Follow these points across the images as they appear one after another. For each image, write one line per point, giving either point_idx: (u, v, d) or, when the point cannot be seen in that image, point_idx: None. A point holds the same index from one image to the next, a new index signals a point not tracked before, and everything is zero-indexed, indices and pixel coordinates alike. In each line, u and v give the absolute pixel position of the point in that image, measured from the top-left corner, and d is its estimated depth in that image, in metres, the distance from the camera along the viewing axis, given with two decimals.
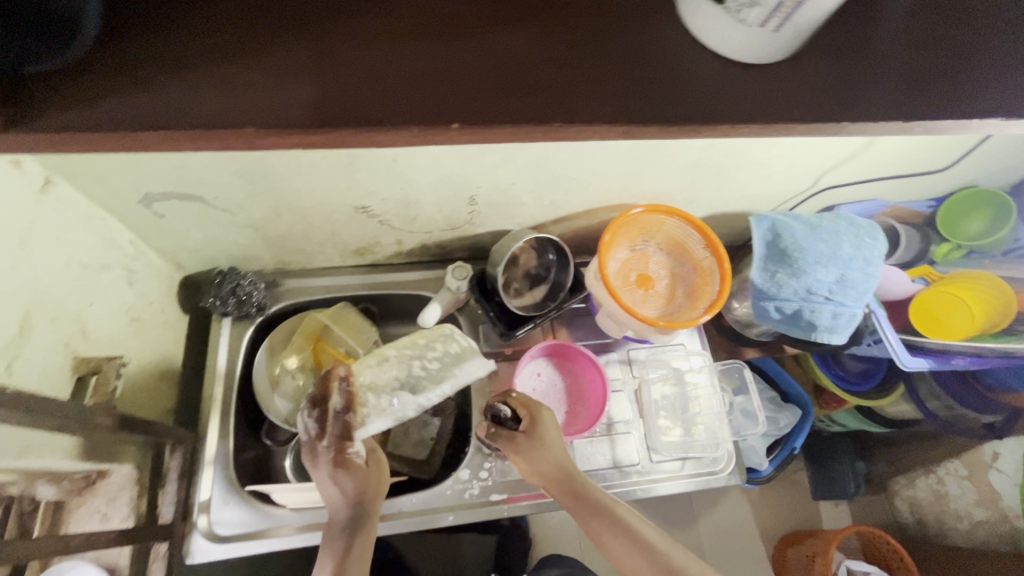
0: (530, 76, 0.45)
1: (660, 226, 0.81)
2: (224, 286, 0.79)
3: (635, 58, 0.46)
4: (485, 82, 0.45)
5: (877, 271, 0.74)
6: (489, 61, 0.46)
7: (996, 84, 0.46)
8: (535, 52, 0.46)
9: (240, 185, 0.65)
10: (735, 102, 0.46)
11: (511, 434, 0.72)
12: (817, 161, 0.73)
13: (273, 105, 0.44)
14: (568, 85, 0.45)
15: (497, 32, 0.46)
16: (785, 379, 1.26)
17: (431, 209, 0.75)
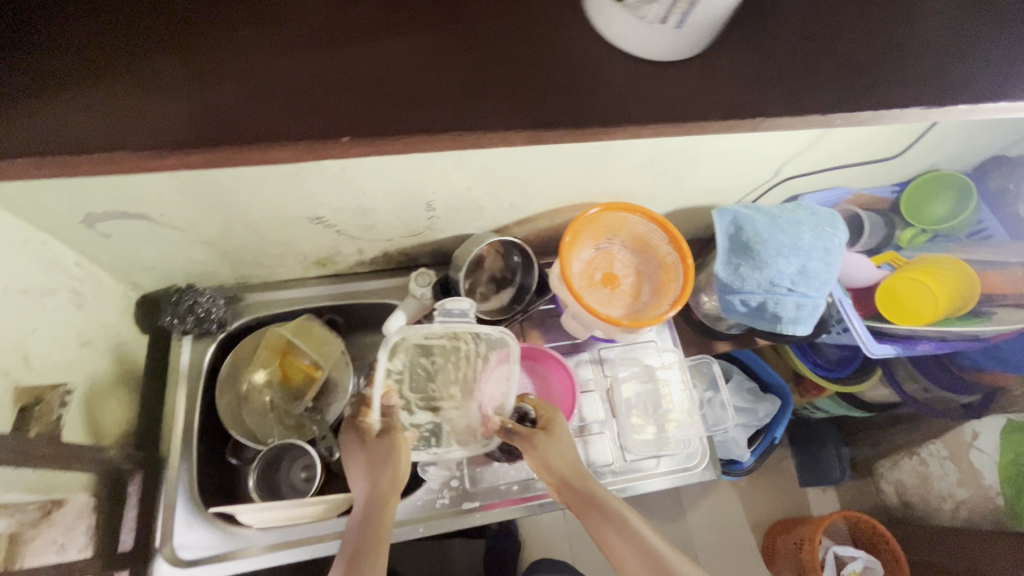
0: (420, 87, 0.44)
1: (623, 224, 0.80)
2: (182, 303, 0.78)
3: (544, 60, 0.46)
4: (372, 95, 0.44)
5: (837, 261, 0.73)
6: (380, 72, 0.45)
7: (920, 70, 0.46)
8: (433, 60, 0.45)
9: (185, 201, 0.63)
10: (650, 100, 0.45)
11: (528, 431, 0.70)
12: (773, 151, 0.73)
13: (150, 124, 0.43)
14: (461, 93, 0.44)
15: (390, 41, 0.46)
16: (763, 369, 1.25)
17: (389, 216, 0.74)
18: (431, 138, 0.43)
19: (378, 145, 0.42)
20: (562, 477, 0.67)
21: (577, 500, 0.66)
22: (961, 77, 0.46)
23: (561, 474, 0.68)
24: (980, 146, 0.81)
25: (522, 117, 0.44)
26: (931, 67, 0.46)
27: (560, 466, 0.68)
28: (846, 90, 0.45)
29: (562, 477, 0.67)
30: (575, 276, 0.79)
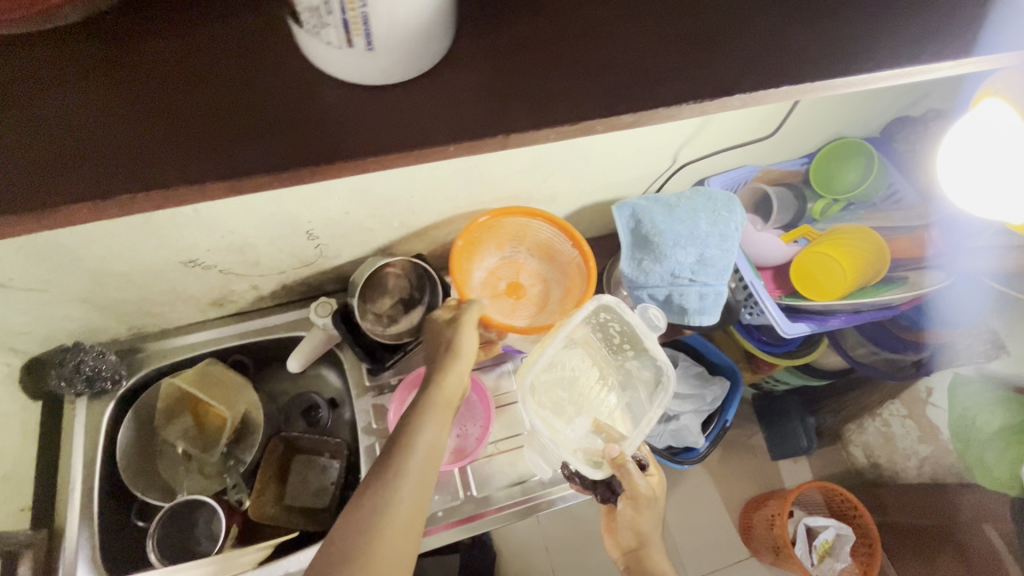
0: (80, 144, 0.34)
1: (526, 229, 0.77)
2: (66, 363, 0.73)
3: (267, 86, 0.36)
4: (8, 165, 0.33)
5: (734, 246, 0.72)
6: (37, 132, 0.33)
7: (758, 33, 0.39)
8: (99, 107, 0.34)
9: (32, 262, 0.59)
10: (422, 117, 0.36)
11: (634, 496, 0.67)
12: (660, 141, 0.71)
13: None
14: (135, 147, 0.34)
15: (54, 95, 0.34)
16: (711, 352, 1.24)
17: (270, 250, 0.71)
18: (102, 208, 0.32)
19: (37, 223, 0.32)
20: (638, 543, 0.70)
21: (638, 565, 0.70)
22: (803, 35, 0.40)
23: (642, 537, 0.69)
24: (875, 112, 0.81)
25: (218, 169, 0.34)
26: (769, 28, 0.40)
27: (643, 532, 0.69)
28: (674, 65, 0.38)
29: (637, 539, 0.70)
30: (475, 286, 0.76)
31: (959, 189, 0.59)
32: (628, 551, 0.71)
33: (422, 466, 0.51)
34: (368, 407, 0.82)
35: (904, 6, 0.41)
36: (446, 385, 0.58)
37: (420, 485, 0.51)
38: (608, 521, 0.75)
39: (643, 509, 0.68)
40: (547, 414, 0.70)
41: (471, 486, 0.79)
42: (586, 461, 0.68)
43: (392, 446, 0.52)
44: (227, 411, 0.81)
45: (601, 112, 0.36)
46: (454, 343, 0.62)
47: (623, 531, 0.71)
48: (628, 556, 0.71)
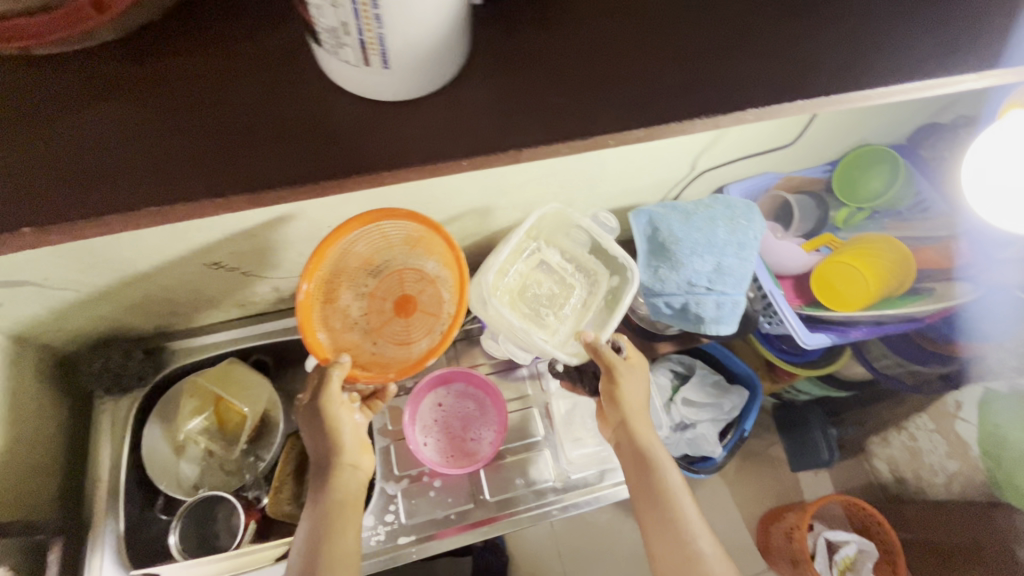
0: (108, 160, 0.36)
1: (384, 237, 0.62)
2: (97, 360, 0.76)
3: (285, 102, 0.37)
4: (38, 183, 0.35)
5: (753, 255, 0.71)
6: (66, 148, 0.36)
7: (777, 44, 0.39)
8: (129, 119, 0.36)
9: (63, 264, 0.61)
10: (437, 131, 0.37)
11: (609, 365, 0.66)
12: (680, 147, 0.70)
13: None
14: (151, 163, 0.36)
15: (83, 112, 0.36)
16: (730, 360, 1.23)
17: (290, 252, 0.72)
18: (130, 218, 0.35)
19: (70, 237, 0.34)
20: (623, 414, 0.65)
21: (628, 441, 0.65)
22: (824, 45, 0.39)
23: (620, 415, 0.65)
24: (901, 119, 0.79)
25: (239, 184, 0.35)
26: (789, 39, 0.39)
27: (620, 411, 0.65)
28: (693, 76, 0.38)
29: (618, 415, 0.65)
30: (352, 324, 0.62)
31: (984, 203, 0.57)
32: (615, 429, 0.67)
33: (337, 546, 0.57)
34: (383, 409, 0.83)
35: (931, 17, 0.41)
36: (340, 470, 0.60)
37: (343, 557, 0.56)
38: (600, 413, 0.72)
39: (616, 380, 0.65)
40: (516, 316, 0.70)
41: (485, 490, 0.79)
42: (566, 350, 0.69)
43: (308, 532, 0.58)
44: (250, 412, 0.84)
45: (613, 124, 0.36)
46: (338, 429, 0.60)
47: (607, 412, 0.67)
48: (617, 435, 0.67)
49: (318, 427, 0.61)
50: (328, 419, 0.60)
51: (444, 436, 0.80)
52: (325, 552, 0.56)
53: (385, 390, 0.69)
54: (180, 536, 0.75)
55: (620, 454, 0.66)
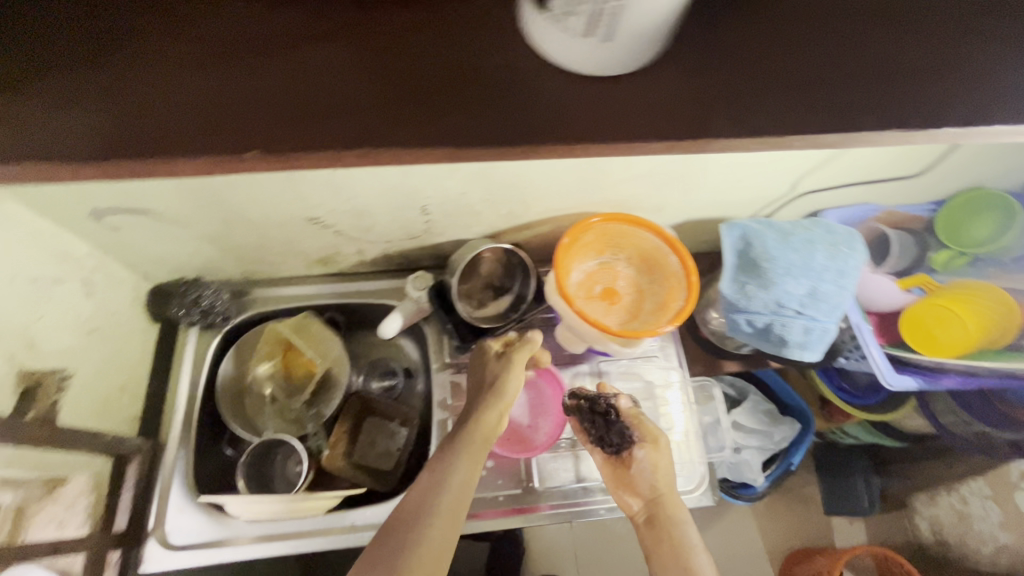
0: (328, 98, 0.43)
1: (632, 239, 0.76)
2: (189, 296, 0.81)
3: (472, 73, 0.44)
4: (271, 112, 0.43)
5: (851, 284, 0.68)
6: (298, 87, 0.43)
7: (894, 100, 0.43)
8: (330, 70, 0.44)
9: (182, 199, 0.64)
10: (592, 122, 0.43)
11: (654, 433, 0.71)
12: (789, 164, 0.68)
13: (55, 138, 0.41)
14: (366, 109, 0.43)
15: (318, 59, 0.44)
16: (784, 390, 1.19)
17: (384, 218, 0.74)
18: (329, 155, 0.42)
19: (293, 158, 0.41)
20: (658, 487, 0.68)
21: (664, 515, 0.66)
22: (939, 104, 0.44)
23: (661, 484, 0.69)
24: None
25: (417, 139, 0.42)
26: (898, 92, 0.44)
27: (662, 480, 0.69)
28: (811, 113, 0.43)
29: (659, 484, 0.69)
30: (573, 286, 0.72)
31: None
32: (650, 499, 0.68)
33: (465, 470, 0.60)
34: (445, 382, 0.84)
35: None
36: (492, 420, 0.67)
37: (465, 480, 0.59)
38: (615, 476, 0.72)
39: (660, 448, 0.70)
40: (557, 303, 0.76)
41: (534, 478, 0.79)
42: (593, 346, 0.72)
43: (446, 450, 0.63)
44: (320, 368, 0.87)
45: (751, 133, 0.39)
46: (505, 389, 0.69)
47: (643, 479, 0.70)
48: (647, 506, 0.69)
49: (499, 380, 0.71)
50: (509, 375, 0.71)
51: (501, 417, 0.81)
52: (454, 469, 0.60)
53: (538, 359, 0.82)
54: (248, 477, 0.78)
55: (648, 526, 0.67)
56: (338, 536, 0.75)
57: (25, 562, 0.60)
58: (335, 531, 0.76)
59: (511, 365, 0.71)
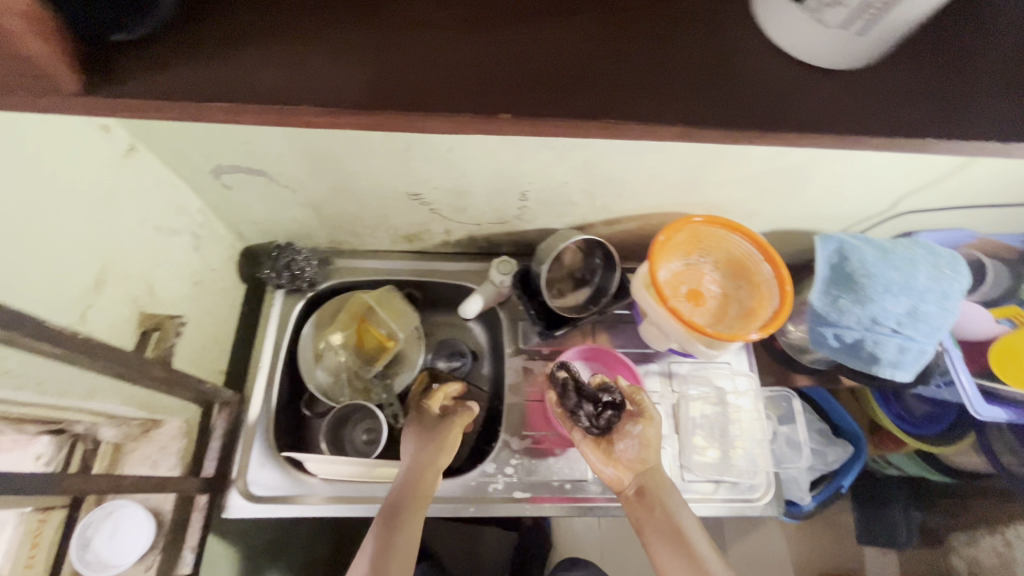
0: (598, 67, 0.39)
1: (722, 242, 0.76)
2: (280, 259, 0.82)
3: (701, 50, 0.41)
4: (558, 86, 0.38)
5: (954, 307, 0.68)
6: (557, 60, 0.39)
7: None
8: (582, 49, 0.39)
9: (301, 162, 0.66)
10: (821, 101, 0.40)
11: (642, 407, 0.71)
12: (897, 179, 0.68)
13: (329, 86, 0.37)
14: (655, 80, 0.38)
15: (560, 23, 0.40)
16: (837, 412, 1.17)
17: (482, 200, 0.75)
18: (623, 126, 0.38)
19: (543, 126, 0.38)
20: (650, 456, 0.68)
21: (654, 486, 0.66)
22: None
23: (651, 458, 0.69)
24: None
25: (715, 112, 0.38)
26: None
27: (652, 453, 0.69)
28: None
29: (650, 457, 0.68)
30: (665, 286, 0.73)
31: None
32: (640, 471, 0.68)
33: (416, 518, 0.65)
34: (517, 366, 0.86)
35: None
36: (438, 466, 0.70)
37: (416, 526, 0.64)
38: (601, 452, 0.71)
39: (653, 422, 0.70)
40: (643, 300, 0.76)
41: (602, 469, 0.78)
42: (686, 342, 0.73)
43: (403, 492, 0.67)
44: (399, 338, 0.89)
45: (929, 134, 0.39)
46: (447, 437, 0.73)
47: (632, 452, 0.69)
48: (636, 478, 0.68)
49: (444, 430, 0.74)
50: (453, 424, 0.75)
51: None
52: (407, 517, 0.64)
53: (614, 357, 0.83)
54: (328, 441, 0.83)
55: (637, 498, 0.67)
56: None
57: (119, 499, 0.67)
58: None
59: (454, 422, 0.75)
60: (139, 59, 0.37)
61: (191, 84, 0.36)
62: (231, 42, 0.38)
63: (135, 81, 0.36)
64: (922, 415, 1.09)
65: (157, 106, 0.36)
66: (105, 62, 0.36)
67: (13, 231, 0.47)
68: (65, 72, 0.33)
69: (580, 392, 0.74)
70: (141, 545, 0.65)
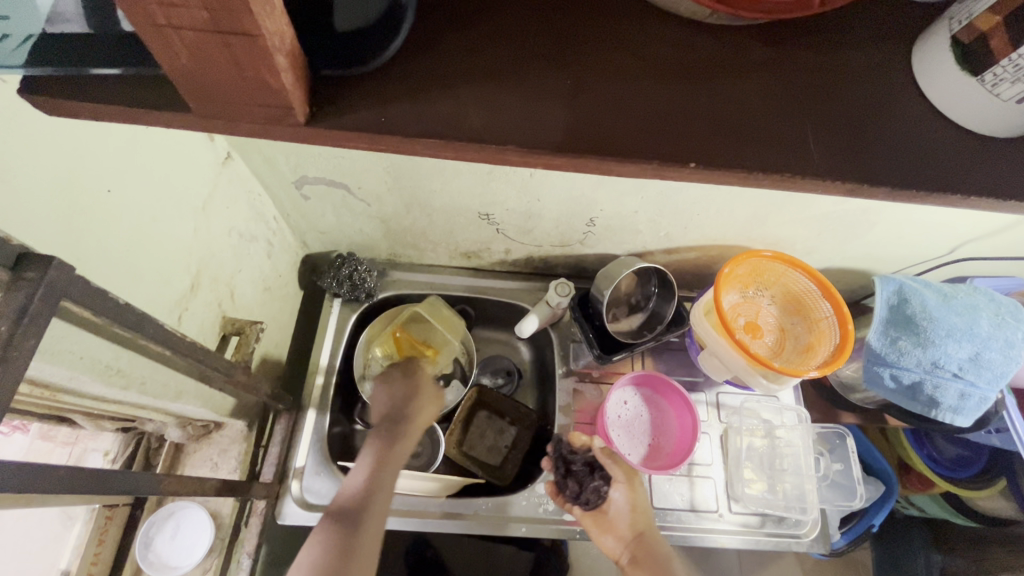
0: (778, 122, 0.35)
1: (781, 277, 0.77)
2: (343, 269, 0.83)
3: (875, 107, 0.37)
4: (746, 137, 0.34)
5: (1017, 356, 0.69)
6: (731, 109, 0.35)
7: None
8: (766, 94, 0.36)
9: (384, 180, 0.67)
10: (987, 170, 0.36)
11: (629, 474, 0.75)
12: (963, 228, 0.69)
13: (518, 120, 0.34)
14: (853, 134, 0.35)
15: (728, 77, 0.36)
16: (864, 447, 1.06)
17: (550, 224, 0.76)
18: (814, 184, 0.34)
19: (731, 176, 0.33)
20: (637, 524, 0.73)
21: (646, 551, 0.71)
22: None
23: (640, 522, 0.73)
24: None
25: (894, 175, 0.34)
26: None
27: (640, 518, 0.73)
28: None
29: (639, 523, 0.73)
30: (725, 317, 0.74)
31: None
32: (631, 538, 0.72)
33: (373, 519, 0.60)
34: (568, 388, 0.86)
35: None
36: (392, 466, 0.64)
37: (374, 532, 0.59)
38: (597, 523, 0.74)
39: (639, 489, 0.75)
40: (704, 330, 0.78)
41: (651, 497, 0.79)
42: (744, 374, 0.75)
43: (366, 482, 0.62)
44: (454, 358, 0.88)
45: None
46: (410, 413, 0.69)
47: (622, 520, 0.74)
48: (630, 546, 0.72)
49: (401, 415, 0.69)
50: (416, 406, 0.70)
51: (625, 433, 0.81)
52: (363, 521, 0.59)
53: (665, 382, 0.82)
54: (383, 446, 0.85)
55: (632, 563, 0.71)
56: (460, 521, 0.76)
57: (181, 500, 0.69)
58: (457, 517, 0.77)
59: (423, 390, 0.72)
60: (366, 93, 0.34)
61: (414, 118, 0.34)
62: (445, 80, 0.35)
63: (334, 114, 0.34)
64: (952, 456, 1.00)
65: (369, 141, 0.34)
66: (330, 96, 0.34)
67: (142, 235, 0.48)
68: (300, 99, 0.32)
69: (568, 470, 0.77)
70: (205, 543, 0.66)
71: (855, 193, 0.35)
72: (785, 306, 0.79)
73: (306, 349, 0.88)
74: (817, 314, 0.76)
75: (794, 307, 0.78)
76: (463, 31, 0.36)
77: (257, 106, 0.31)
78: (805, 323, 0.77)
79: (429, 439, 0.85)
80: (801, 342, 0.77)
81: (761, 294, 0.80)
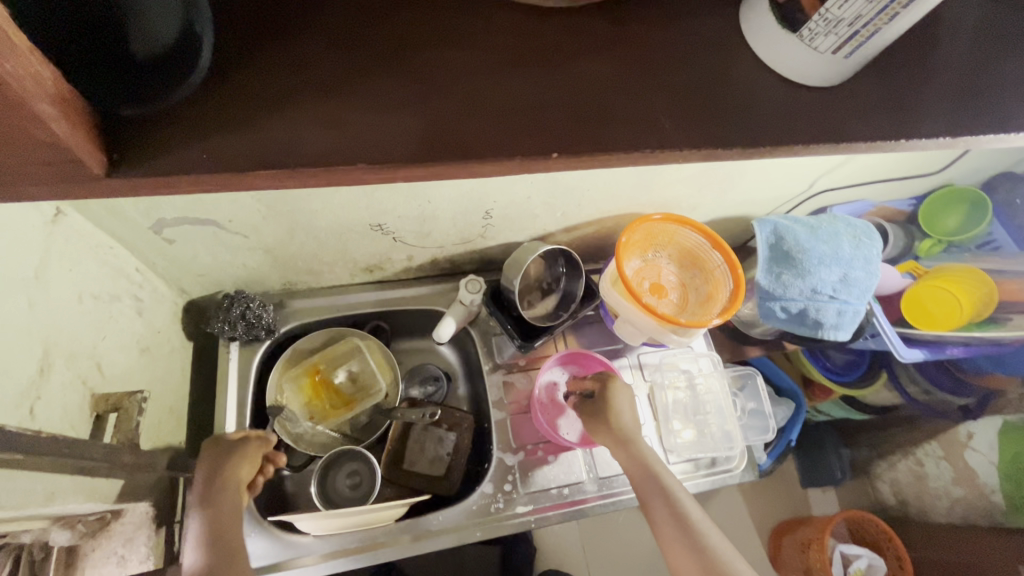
0: (633, 101, 0.36)
1: (673, 236, 0.81)
2: (233, 310, 0.75)
3: (718, 74, 0.38)
4: (603, 116, 0.36)
5: (875, 270, 0.79)
6: (584, 92, 0.36)
7: None
8: (615, 77, 0.37)
9: (256, 209, 0.61)
10: (826, 117, 0.39)
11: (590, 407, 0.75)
12: (814, 166, 0.77)
13: (372, 137, 0.34)
14: (702, 100, 0.37)
15: (582, 62, 0.37)
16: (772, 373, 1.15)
17: (447, 223, 0.74)
18: (676, 154, 0.35)
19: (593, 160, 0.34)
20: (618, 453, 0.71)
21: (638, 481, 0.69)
22: None
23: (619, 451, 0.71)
24: (999, 167, 0.85)
25: (745, 135, 0.37)
26: None
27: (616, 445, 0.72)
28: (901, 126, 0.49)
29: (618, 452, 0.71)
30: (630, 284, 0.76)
31: None
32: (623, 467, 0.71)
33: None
34: (498, 382, 0.86)
35: None
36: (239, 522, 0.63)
37: None
38: None
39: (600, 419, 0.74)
40: (616, 299, 0.80)
41: (597, 467, 0.81)
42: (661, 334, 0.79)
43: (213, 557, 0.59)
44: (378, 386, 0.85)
45: (907, 124, 0.39)
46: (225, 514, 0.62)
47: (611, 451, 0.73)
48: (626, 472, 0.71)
49: (225, 529, 0.61)
50: (232, 513, 0.63)
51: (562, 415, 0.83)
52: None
53: (590, 361, 0.85)
54: (319, 488, 0.78)
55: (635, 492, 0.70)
56: (416, 543, 0.74)
57: None
58: (406, 539, 0.74)
59: (232, 491, 0.64)
60: (185, 133, 0.33)
61: (244, 152, 0.33)
62: (287, 104, 0.34)
63: (158, 159, 0.32)
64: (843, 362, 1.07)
65: (191, 182, 0.32)
66: (133, 138, 0.33)
67: None
68: (89, 148, 0.30)
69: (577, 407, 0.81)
70: None
71: (714, 158, 0.36)
72: (682, 263, 0.83)
73: (209, 403, 0.80)
74: (710, 267, 0.81)
75: (689, 262, 0.83)
76: (299, 50, 0.35)
77: (37, 163, 0.29)
78: (702, 275, 0.82)
79: (366, 468, 0.80)
80: (700, 295, 0.81)
81: (659, 255, 0.83)
